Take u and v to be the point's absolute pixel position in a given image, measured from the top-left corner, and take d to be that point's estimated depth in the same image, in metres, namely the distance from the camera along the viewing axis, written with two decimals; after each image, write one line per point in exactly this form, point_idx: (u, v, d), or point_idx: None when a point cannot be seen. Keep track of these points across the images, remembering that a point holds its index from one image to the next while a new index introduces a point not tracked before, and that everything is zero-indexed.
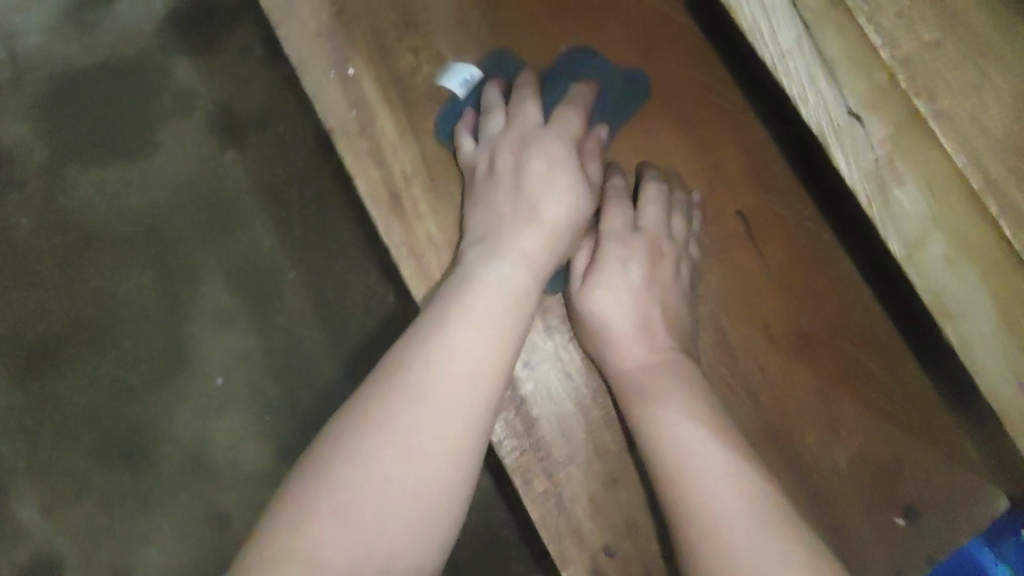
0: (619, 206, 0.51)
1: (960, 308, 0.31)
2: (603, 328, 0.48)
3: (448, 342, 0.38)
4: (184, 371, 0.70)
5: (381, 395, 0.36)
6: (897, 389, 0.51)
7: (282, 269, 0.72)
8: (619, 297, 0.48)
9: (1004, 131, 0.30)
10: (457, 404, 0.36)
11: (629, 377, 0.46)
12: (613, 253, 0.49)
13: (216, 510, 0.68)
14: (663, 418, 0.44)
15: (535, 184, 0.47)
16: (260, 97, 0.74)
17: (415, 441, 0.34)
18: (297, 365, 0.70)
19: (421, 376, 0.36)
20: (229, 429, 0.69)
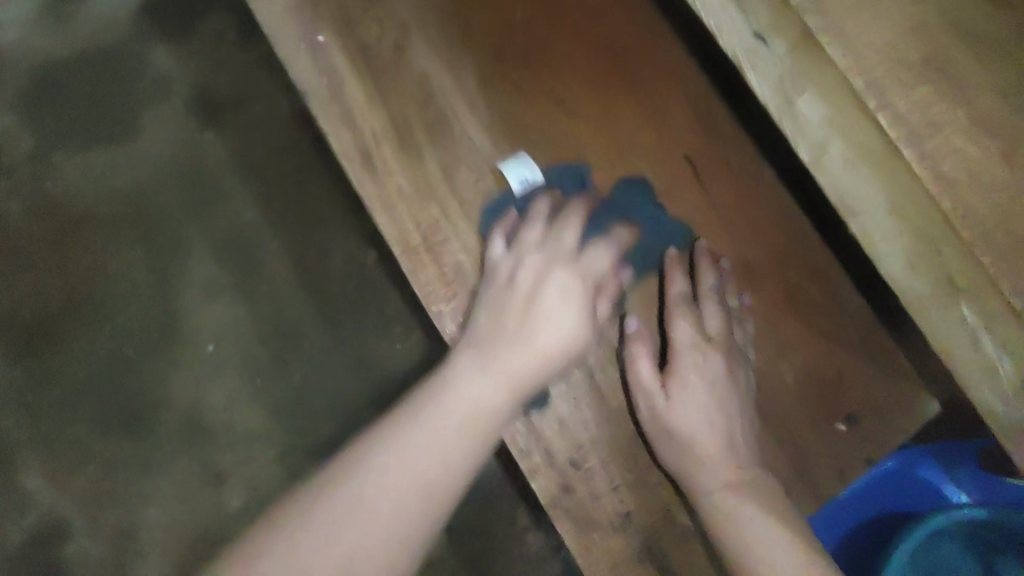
0: (684, 315, 0.52)
1: (859, 201, 0.36)
2: (687, 446, 0.50)
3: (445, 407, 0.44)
4: (177, 340, 0.73)
5: (377, 443, 0.42)
6: (833, 307, 0.56)
7: (265, 239, 0.75)
8: (701, 411, 0.51)
9: (885, 45, 0.34)
10: (442, 463, 0.42)
11: (706, 498, 0.50)
12: (691, 370, 0.51)
13: (214, 468, 0.71)
14: (730, 506, 0.49)
15: (561, 258, 0.50)
16: (235, 79, 0.78)
17: (390, 495, 0.40)
18: (284, 329, 0.74)
19: (421, 425, 0.42)
20: (223, 392, 0.73)
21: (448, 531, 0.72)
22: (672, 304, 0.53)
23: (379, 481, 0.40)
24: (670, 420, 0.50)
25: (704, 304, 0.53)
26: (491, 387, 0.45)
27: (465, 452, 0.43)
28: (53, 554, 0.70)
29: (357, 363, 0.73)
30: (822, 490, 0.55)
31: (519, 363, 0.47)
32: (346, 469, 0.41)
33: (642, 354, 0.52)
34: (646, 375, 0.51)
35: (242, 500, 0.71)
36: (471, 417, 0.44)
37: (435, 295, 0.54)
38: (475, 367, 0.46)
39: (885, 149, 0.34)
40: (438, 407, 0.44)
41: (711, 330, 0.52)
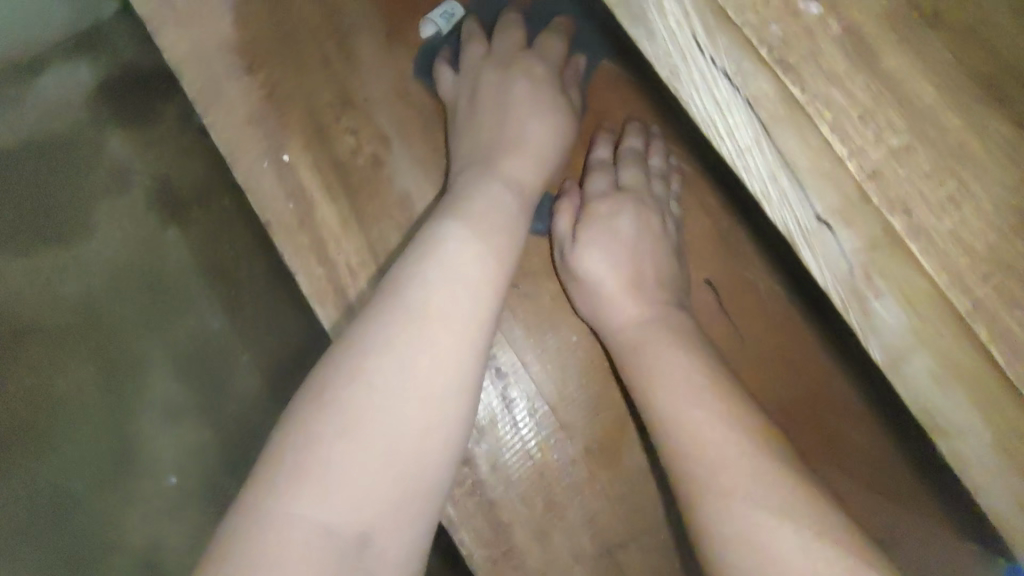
0: (602, 172, 0.49)
1: (959, 437, 0.28)
2: (598, 288, 0.46)
3: (418, 294, 0.35)
4: (137, 473, 0.65)
5: (343, 367, 0.33)
6: (873, 459, 0.49)
7: (235, 351, 0.68)
8: (612, 257, 0.46)
9: (992, 248, 0.27)
10: (437, 363, 0.34)
11: (626, 335, 0.45)
12: (601, 213, 0.47)
13: None
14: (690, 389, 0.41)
15: (516, 118, 0.47)
16: (198, 169, 0.70)
17: (383, 419, 0.32)
18: (253, 456, 0.65)
19: (399, 326, 0.34)
20: (185, 533, 0.65)
21: None
22: (592, 166, 0.50)
23: (365, 410, 0.31)
24: (580, 272, 0.46)
25: (624, 165, 0.49)
26: (468, 266, 0.37)
27: (461, 337, 0.35)
28: None
29: None
30: None
31: (505, 238, 0.41)
32: (317, 407, 0.32)
33: (564, 213, 0.47)
34: (565, 228, 0.47)
35: None
36: (456, 302, 0.36)
37: None
38: (455, 253, 0.37)
39: (983, 376, 0.27)
40: (413, 296, 0.35)
41: (627, 181, 0.48)
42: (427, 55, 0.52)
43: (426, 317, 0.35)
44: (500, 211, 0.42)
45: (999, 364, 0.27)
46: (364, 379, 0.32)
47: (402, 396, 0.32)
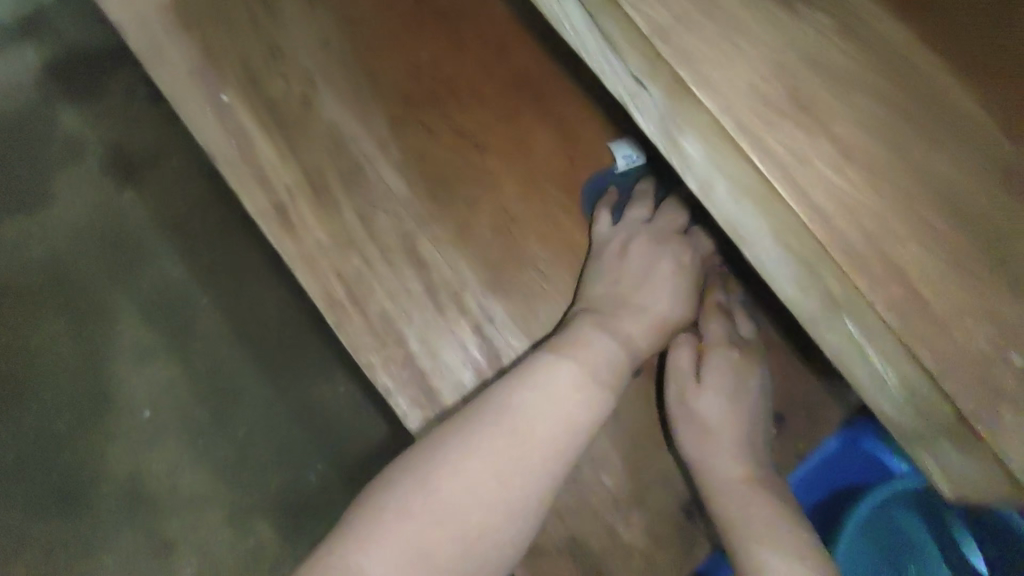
0: (723, 320, 0.55)
1: (748, 232, 0.38)
2: (711, 429, 0.51)
3: (512, 420, 0.42)
4: (111, 411, 0.71)
5: (437, 461, 0.41)
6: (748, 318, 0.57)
7: (196, 299, 0.74)
8: (726, 398, 0.52)
9: (756, 90, 0.36)
10: (508, 497, 0.41)
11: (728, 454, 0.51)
12: (721, 361, 0.53)
13: (160, 536, 0.69)
14: (737, 490, 0.49)
15: (645, 291, 0.53)
16: (150, 136, 0.76)
17: (452, 517, 0.39)
18: (222, 382, 0.73)
19: (489, 445, 0.42)
20: (164, 459, 0.71)
21: None
22: (711, 308, 0.55)
23: (444, 508, 0.39)
24: (697, 408, 0.52)
25: (738, 316, 0.56)
26: (561, 407, 0.44)
27: (534, 468, 0.42)
28: None
29: (300, 413, 0.73)
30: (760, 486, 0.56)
31: (591, 388, 0.46)
32: (409, 479, 0.40)
33: (684, 351, 0.54)
34: (682, 362, 0.54)
35: (196, 566, 0.69)
36: (542, 448, 0.43)
37: (362, 345, 0.54)
38: (547, 407, 0.44)
39: (760, 185, 0.36)
40: (512, 419, 0.43)
41: (744, 333, 0.55)
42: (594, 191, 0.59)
43: (515, 440, 0.42)
44: (600, 360, 0.47)
45: (767, 178, 0.35)
46: (449, 476, 0.40)
47: (476, 494, 0.40)
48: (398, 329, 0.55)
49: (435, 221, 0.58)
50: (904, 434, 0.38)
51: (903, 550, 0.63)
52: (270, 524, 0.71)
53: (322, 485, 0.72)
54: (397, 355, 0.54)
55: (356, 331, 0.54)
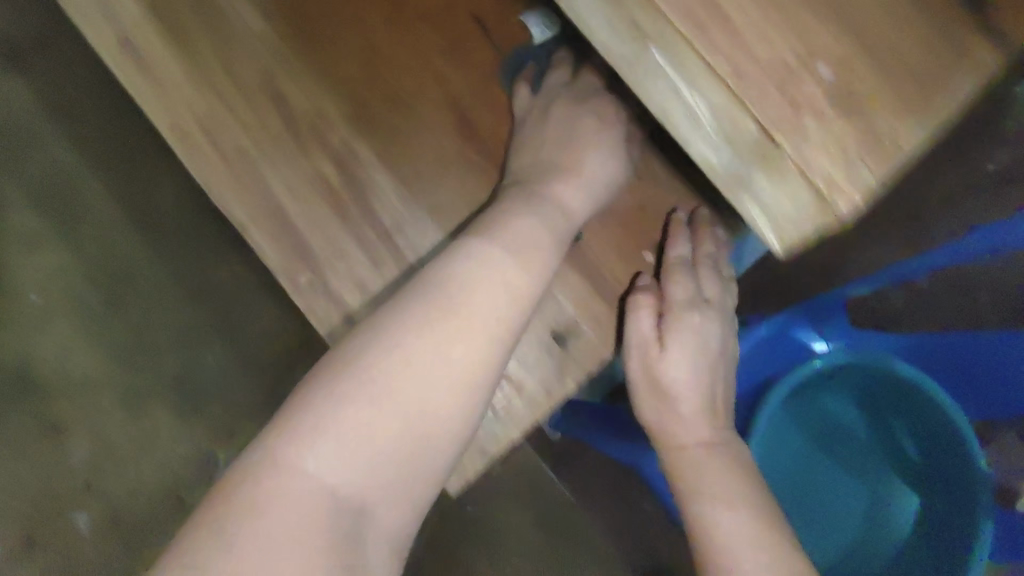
0: (688, 279, 0.43)
1: None
2: (675, 397, 0.44)
3: (451, 297, 0.32)
4: (2, 298, 0.70)
5: (360, 355, 0.30)
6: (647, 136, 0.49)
7: (86, 184, 0.72)
8: (690, 364, 0.44)
9: None
10: (455, 379, 0.31)
11: (689, 426, 0.44)
12: (689, 326, 0.43)
13: (50, 419, 0.68)
14: (694, 455, 0.43)
15: (568, 203, 0.41)
16: (32, 19, 0.74)
17: (380, 414, 0.29)
18: (113, 265, 0.71)
19: (424, 321, 0.31)
20: (53, 341, 0.70)
21: None
22: (670, 270, 0.42)
23: (374, 404, 0.29)
24: (659, 371, 0.43)
25: (704, 273, 0.44)
26: (493, 302, 0.33)
27: (485, 347, 0.32)
28: None
29: (198, 298, 0.71)
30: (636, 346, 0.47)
31: (541, 259, 0.36)
32: (329, 385, 0.30)
33: (644, 316, 0.42)
34: (646, 330, 0.42)
35: (88, 452, 0.68)
36: (490, 318, 0.33)
37: (216, 180, 0.49)
38: (494, 275, 0.33)
39: None
40: (446, 317, 0.32)
41: (710, 294, 0.44)
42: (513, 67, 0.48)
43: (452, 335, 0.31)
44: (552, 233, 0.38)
45: None
46: (379, 367, 0.30)
47: (417, 389, 0.30)
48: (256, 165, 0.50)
49: (291, 41, 0.50)
50: (724, 183, 0.32)
51: (833, 434, 0.70)
52: (163, 408, 0.69)
53: (219, 368, 0.70)
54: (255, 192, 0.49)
55: (214, 171, 0.50)
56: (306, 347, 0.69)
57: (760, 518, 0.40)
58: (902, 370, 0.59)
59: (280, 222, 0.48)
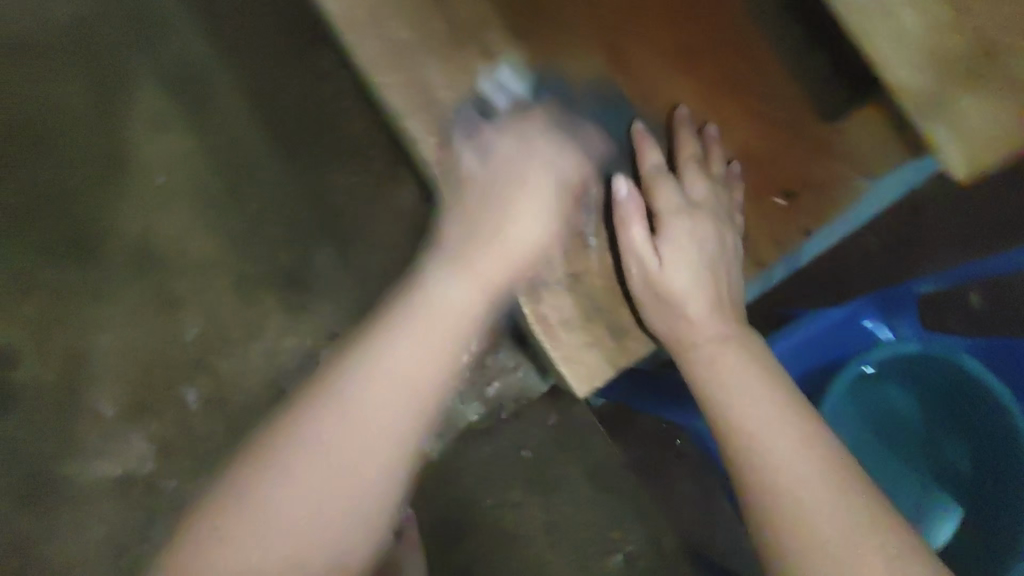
0: (668, 184, 0.45)
1: None
2: (676, 305, 0.43)
3: (314, 403, 0.36)
4: (128, 174, 0.73)
5: (272, 440, 0.36)
6: None
7: (215, 76, 0.74)
8: (693, 266, 0.43)
9: None
10: (384, 444, 0.36)
11: (702, 348, 0.42)
12: (680, 229, 0.44)
13: (167, 295, 0.71)
14: (709, 349, 0.42)
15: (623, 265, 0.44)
16: None
17: (323, 479, 0.35)
18: (236, 158, 0.74)
19: (299, 421, 0.36)
20: (174, 222, 0.73)
21: None
22: (648, 178, 0.46)
23: (307, 469, 0.35)
24: (662, 283, 0.43)
25: (687, 176, 0.46)
26: (663, 272, 0.43)
27: (394, 426, 0.37)
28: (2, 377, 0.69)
29: (314, 197, 0.73)
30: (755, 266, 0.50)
31: (427, 354, 0.39)
32: (272, 454, 0.35)
33: (635, 229, 0.44)
34: (637, 241, 0.44)
35: (201, 327, 0.71)
36: (386, 403, 0.37)
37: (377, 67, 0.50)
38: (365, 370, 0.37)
39: None
40: (336, 394, 0.37)
41: (700, 196, 0.45)
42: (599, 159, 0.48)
43: (374, 391, 0.37)
44: (447, 312, 0.41)
45: None
46: (284, 449, 0.35)
47: (348, 458, 0.35)
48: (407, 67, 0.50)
49: None
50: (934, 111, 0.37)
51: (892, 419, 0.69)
52: (274, 297, 0.72)
53: (329, 267, 0.73)
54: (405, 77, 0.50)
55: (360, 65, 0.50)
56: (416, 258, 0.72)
57: (809, 455, 0.36)
58: (969, 364, 0.58)
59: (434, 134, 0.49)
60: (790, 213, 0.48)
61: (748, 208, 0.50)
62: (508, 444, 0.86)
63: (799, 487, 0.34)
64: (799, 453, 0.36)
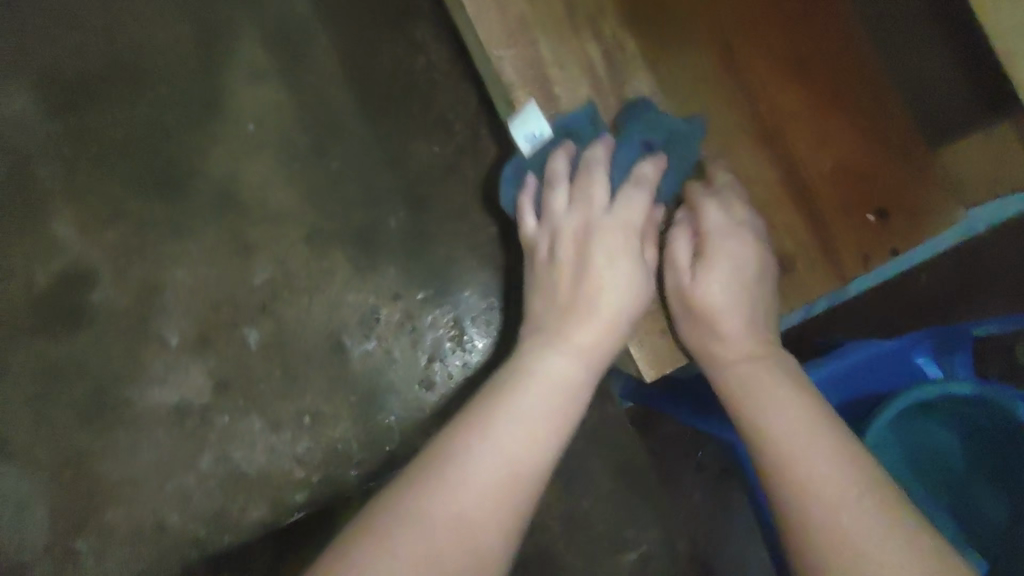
0: (716, 205, 0.50)
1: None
2: (704, 313, 0.48)
3: (463, 436, 0.42)
4: (219, 118, 0.74)
5: (423, 467, 0.41)
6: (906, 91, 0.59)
7: (315, 33, 0.75)
8: (727, 284, 0.48)
9: None
10: (516, 469, 0.41)
11: (725, 361, 0.47)
12: (721, 247, 0.49)
13: (242, 240, 0.73)
14: (737, 364, 0.47)
15: (687, 309, 0.50)
16: None
17: (471, 492, 0.40)
18: (324, 117, 0.75)
19: (447, 445, 0.42)
20: (258, 171, 0.74)
21: (465, 328, 0.73)
22: (696, 197, 0.52)
23: (456, 488, 0.40)
24: (692, 297, 0.49)
25: (734, 200, 0.51)
26: (712, 315, 0.48)
27: (527, 451, 0.42)
28: (79, 298, 0.72)
29: (395, 163, 0.74)
30: (844, 267, 0.56)
31: (554, 385, 0.46)
32: (420, 482, 0.40)
33: (680, 240, 0.51)
34: (678, 258, 0.50)
35: (270, 274, 0.73)
36: (520, 431, 0.42)
37: (497, 40, 0.54)
38: (500, 406, 0.44)
39: None
40: (484, 420, 0.43)
41: (741, 217, 0.50)
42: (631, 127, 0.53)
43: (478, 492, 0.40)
44: (565, 350, 0.47)
45: None
46: (437, 471, 0.40)
47: (491, 477, 0.40)
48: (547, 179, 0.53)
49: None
50: None
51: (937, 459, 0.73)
52: (344, 254, 0.73)
53: (400, 232, 0.74)
54: (529, 164, 0.55)
55: (508, 165, 0.58)
56: (484, 233, 0.73)
57: (865, 492, 0.37)
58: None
59: (576, 250, 0.50)
60: (884, 232, 0.56)
61: (838, 218, 0.56)
62: None
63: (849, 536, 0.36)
64: (843, 477, 0.38)
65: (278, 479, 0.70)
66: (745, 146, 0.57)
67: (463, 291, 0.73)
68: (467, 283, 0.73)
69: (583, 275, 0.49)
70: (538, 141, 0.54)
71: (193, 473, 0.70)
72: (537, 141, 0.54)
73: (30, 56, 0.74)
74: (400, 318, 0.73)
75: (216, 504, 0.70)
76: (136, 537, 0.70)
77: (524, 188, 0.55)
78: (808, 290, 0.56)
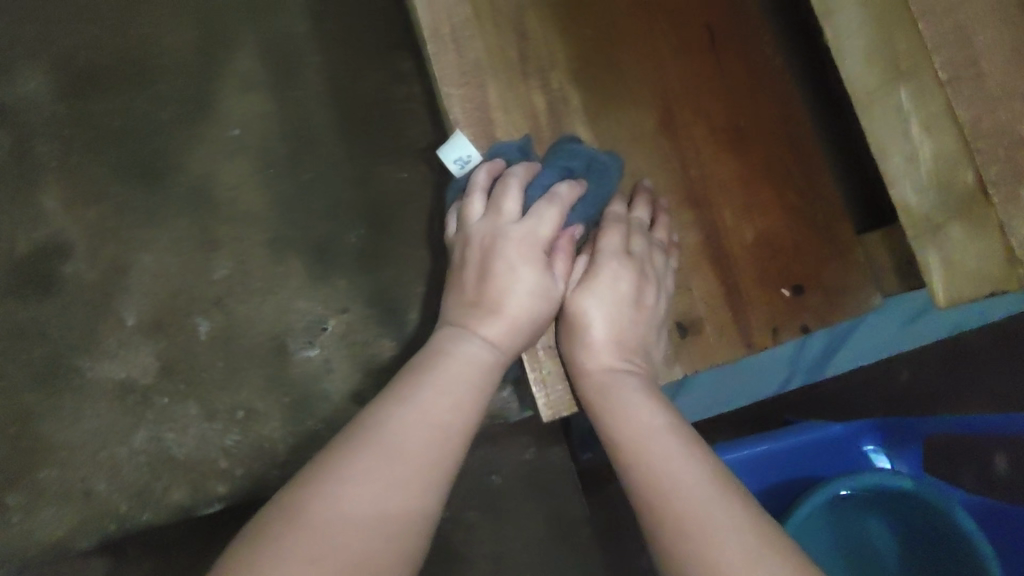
0: (617, 231, 0.56)
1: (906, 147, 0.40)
2: (584, 329, 0.53)
3: (367, 434, 0.43)
4: (208, 119, 0.80)
5: (326, 467, 0.41)
6: (836, 176, 0.61)
7: (309, 52, 0.81)
8: (604, 306, 0.54)
9: None
10: (418, 461, 0.42)
11: (600, 377, 0.52)
12: (607, 270, 0.54)
13: (211, 235, 0.78)
14: (606, 373, 0.52)
15: (573, 322, 0.54)
16: None
17: (373, 488, 0.40)
18: (305, 130, 0.80)
19: (350, 442, 0.42)
20: (235, 173, 0.79)
21: (403, 349, 0.76)
22: (609, 220, 0.57)
23: (357, 484, 0.40)
24: (574, 313, 0.54)
25: (635, 235, 0.56)
26: (588, 328, 0.53)
27: (430, 445, 0.43)
28: (53, 268, 0.77)
29: (363, 183, 0.79)
30: (749, 337, 0.57)
31: (464, 384, 0.47)
32: (319, 480, 0.40)
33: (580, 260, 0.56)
34: (561, 270, 0.54)
35: (229, 270, 0.77)
36: (423, 426, 0.44)
37: (448, 79, 0.58)
38: (406, 402, 0.45)
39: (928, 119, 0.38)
40: (388, 417, 0.44)
41: (635, 248, 0.55)
42: (561, 162, 0.55)
43: (385, 461, 0.41)
44: (478, 349, 0.50)
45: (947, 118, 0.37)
46: (338, 468, 0.41)
47: (394, 470, 0.41)
48: (468, 189, 0.56)
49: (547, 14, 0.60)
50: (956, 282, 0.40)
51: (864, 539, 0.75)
52: (302, 262, 0.77)
53: (357, 247, 0.78)
54: (459, 184, 0.59)
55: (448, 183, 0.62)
56: (435, 260, 0.77)
57: (716, 490, 0.42)
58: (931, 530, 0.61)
59: (482, 258, 0.53)
60: (796, 306, 0.58)
61: (754, 287, 0.58)
62: (480, 464, 0.88)
63: (696, 539, 0.40)
64: (699, 482, 0.43)
65: (205, 466, 0.74)
66: (674, 206, 0.59)
67: (407, 314, 0.76)
68: (412, 306, 0.76)
69: (487, 274, 0.52)
70: (466, 165, 0.57)
71: (126, 448, 0.74)
72: (465, 165, 0.57)
73: (48, 41, 0.81)
74: (343, 330, 0.76)
75: (143, 480, 0.73)
76: (63, 500, 0.73)
77: (454, 204, 0.59)
78: (714, 353, 0.58)
